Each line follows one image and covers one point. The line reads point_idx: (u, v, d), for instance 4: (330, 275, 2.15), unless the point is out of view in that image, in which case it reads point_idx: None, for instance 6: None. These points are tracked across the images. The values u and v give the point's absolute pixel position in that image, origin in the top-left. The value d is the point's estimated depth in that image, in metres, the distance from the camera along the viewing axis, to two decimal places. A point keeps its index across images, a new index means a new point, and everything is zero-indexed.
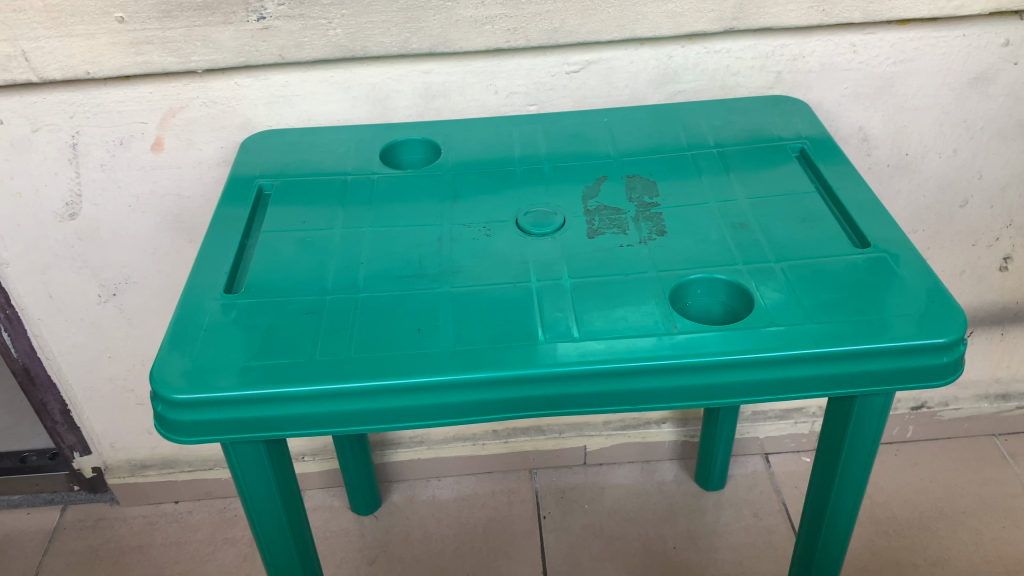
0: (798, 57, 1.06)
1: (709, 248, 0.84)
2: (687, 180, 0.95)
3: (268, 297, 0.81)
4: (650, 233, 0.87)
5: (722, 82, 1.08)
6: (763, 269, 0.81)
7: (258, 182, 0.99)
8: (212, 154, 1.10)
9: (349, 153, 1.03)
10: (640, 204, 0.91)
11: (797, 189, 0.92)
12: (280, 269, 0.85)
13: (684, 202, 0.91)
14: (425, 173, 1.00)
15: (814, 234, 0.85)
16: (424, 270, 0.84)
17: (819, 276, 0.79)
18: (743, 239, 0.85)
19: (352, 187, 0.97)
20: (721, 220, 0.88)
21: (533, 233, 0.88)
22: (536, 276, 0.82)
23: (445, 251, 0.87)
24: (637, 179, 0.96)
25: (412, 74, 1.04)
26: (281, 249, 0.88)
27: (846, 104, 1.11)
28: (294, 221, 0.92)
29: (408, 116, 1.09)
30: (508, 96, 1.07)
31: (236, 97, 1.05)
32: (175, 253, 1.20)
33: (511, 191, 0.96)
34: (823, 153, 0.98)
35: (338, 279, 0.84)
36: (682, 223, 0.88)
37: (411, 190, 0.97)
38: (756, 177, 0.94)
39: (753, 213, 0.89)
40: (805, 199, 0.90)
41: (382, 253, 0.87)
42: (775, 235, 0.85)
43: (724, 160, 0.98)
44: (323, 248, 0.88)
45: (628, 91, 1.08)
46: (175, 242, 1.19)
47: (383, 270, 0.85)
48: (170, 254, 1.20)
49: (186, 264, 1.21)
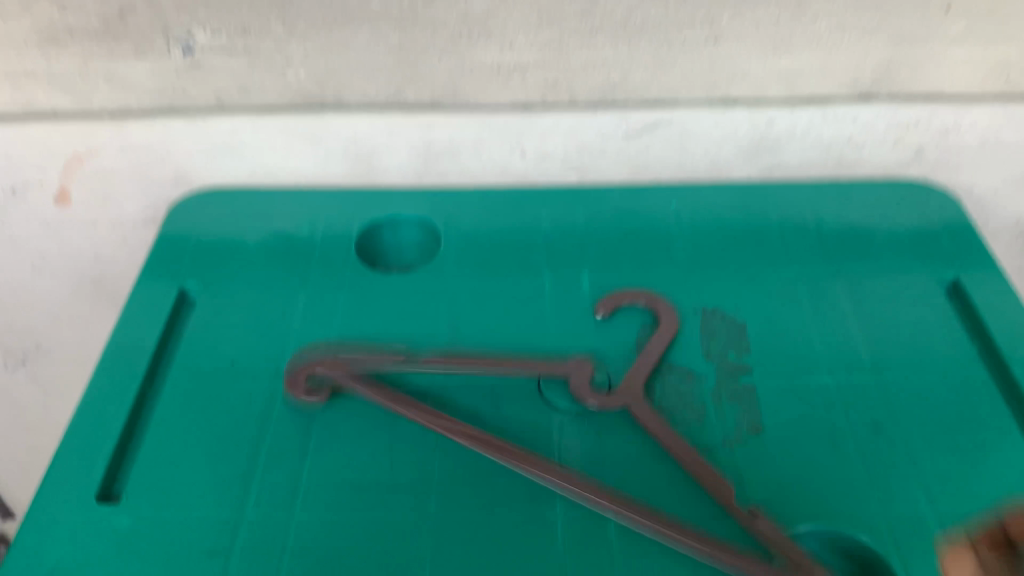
0: (952, 128, 0.75)
1: (828, 476, 0.56)
2: (796, 332, 0.66)
3: (157, 517, 0.54)
4: (739, 427, 0.59)
5: (840, 156, 0.78)
6: (915, 525, 0.53)
7: (182, 286, 0.71)
8: (136, 213, 0.82)
9: (316, 231, 0.75)
10: (720, 366, 0.63)
11: (957, 366, 0.63)
12: (184, 457, 0.57)
13: (789, 374, 0.62)
14: (417, 276, 0.71)
15: (991, 463, 0.56)
16: (396, 477, 0.56)
17: (1003, 551, 0.51)
18: (879, 454, 0.57)
19: (312, 300, 0.69)
20: (848, 421, 0.59)
21: (559, 406, 0.61)
22: (564, 505, 0.55)
23: (429, 441, 0.58)
24: (718, 321, 0.67)
25: (409, 126, 0.74)
26: (190, 420, 0.60)
27: (1006, 191, 0.80)
28: (221, 360, 0.64)
29: (402, 178, 0.80)
30: (539, 160, 0.78)
31: (165, 144, 0.76)
32: (98, 323, 0.92)
33: (535, 328, 0.67)
34: (982, 290, 0.69)
35: (264, 486, 0.56)
36: (784, 413, 0.60)
37: (393, 316, 0.68)
38: (894, 335, 0.65)
39: (896, 406, 0.60)
40: (973, 386, 0.61)
41: (336, 435, 0.59)
42: (925, 450, 0.57)
43: (838, 289, 0.69)
44: (250, 421, 0.60)
45: (707, 161, 0.79)
46: (96, 309, 0.91)
47: (335, 471, 0.57)
48: (89, 324, 0.93)
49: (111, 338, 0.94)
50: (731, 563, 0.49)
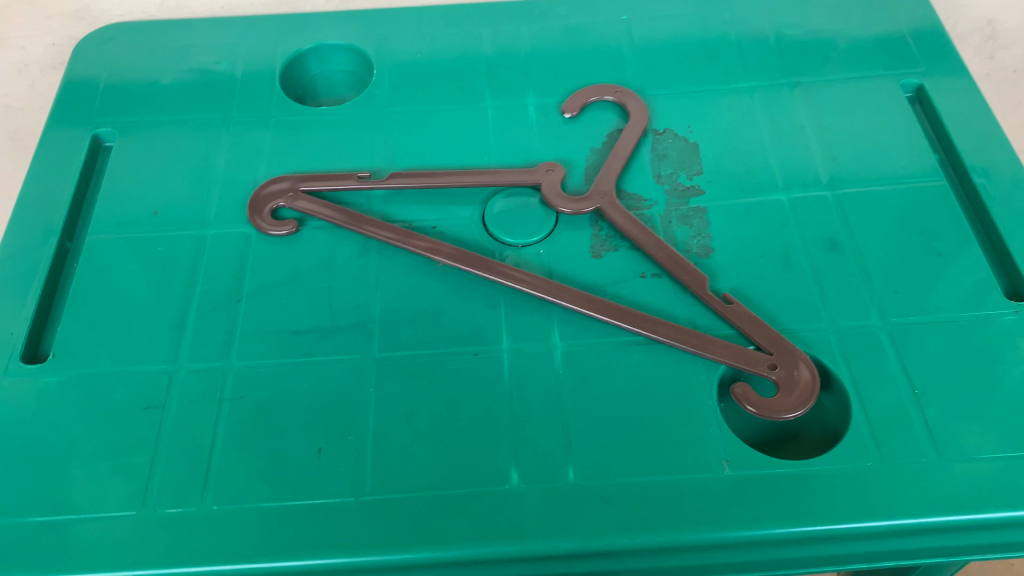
0: None
1: (779, 295, 0.54)
2: (750, 147, 0.63)
3: (87, 375, 0.52)
4: (688, 252, 0.57)
5: None
6: (864, 339, 0.52)
7: (96, 132, 0.66)
8: (42, 56, 0.75)
9: (237, 65, 0.70)
10: (671, 189, 0.60)
11: (915, 176, 0.60)
12: (112, 310, 0.55)
13: (741, 194, 0.60)
14: (349, 108, 0.66)
15: (944, 275, 0.55)
16: (336, 320, 0.54)
17: (950, 361, 0.51)
18: (831, 271, 0.55)
19: (237, 139, 0.65)
20: (801, 237, 0.57)
21: (505, 241, 0.58)
22: (510, 338, 0.53)
23: (369, 282, 0.56)
24: (670, 141, 0.63)
25: None
26: (114, 272, 0.57)
27: None
28: (143, 207, 0.61)
29: (327, 2, 0.73)
30: None
31: None
32: None
33: (476, 158, 0.63)
34: (945, 94, 0.66)
35: (197, 336, 0.53)
36: (735, 231, 0.58)
37: (324, 151, 0.64)
38: (851, 148, 0.62)
39: (850, 221, 0.58)
40: (930, 196, 0.59)
41: (270, 281, 0.56)
42: (878, 261, 0.56)
43: (795, 100, 0.66)
44: (178, 270, 0.57)
45: None
46: None
47: (271, 317, 0.54)
48: None
49: None
50: (686, 344, 0.51)
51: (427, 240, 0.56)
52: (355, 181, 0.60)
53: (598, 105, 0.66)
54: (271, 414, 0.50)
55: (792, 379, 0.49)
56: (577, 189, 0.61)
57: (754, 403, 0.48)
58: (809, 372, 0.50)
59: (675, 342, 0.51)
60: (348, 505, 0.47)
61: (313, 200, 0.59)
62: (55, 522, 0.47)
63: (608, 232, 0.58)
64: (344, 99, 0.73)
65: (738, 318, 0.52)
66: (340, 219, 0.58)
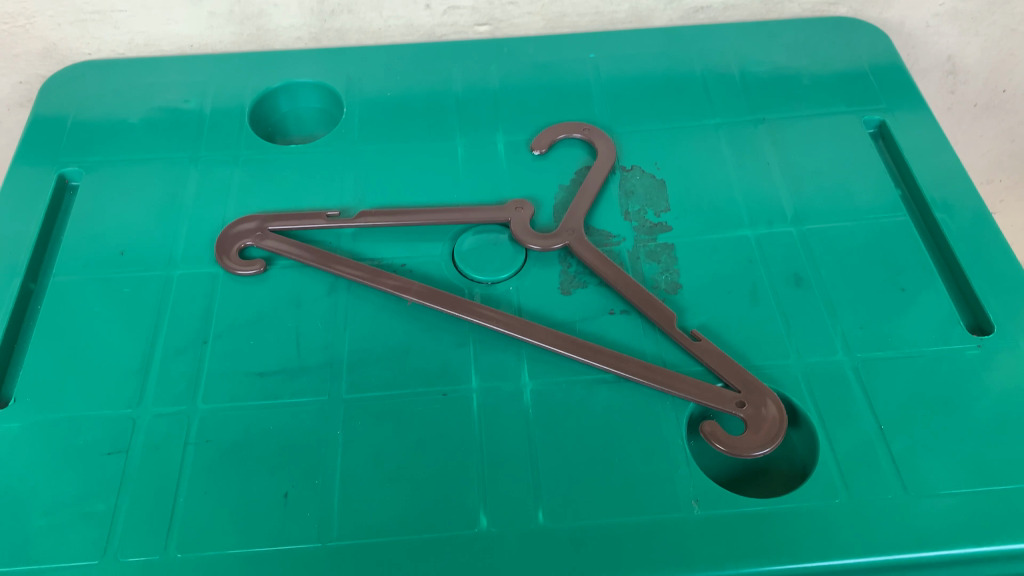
0: None
1: (746, 332, 0.55)
2: (717, 184, 0.63)
3: (49, 420, 0.51)
4: (657, 288, 0.57)
5: None
6: (831, 374, 0.52)
7: (62, 171, 0.66)
8: (10, 93, 0.75)
9: (206, 103, 0.70)
10: (639, 225, 0.61)
11: (878, 212, 0.61)
12: (76, 352, 0.54)
13: (708, 230, 0.60)
14: (319, 146, 0.66)
15: (908, 309, 0.56)
16: (303, 361, 0.53)
17: (915, 396, 0.51)
18: (798, 306, 0.56)
19: (205, 178, 0.64)
20: (768, 273, 0.58)
21: (474, 278, 0.58)
22: (479, 378, 0.53)
23: (337, 321, 0.56)
24: (638, 177, 0.64)
25: None
26: (78, 314, 0.56)
27: (937, 26, 0.77)
28: (110, 248, 0.60)
29: (298, 40, 0.74)
30: (446, 13, 0.73)
31: (26, 14, 0.68)
32: None
33: (445, 195, 0.63)
34: (908, 130, 0.67)
35: (162, 379, 0.53)
36: (703, 268, 0.58)
37: (293, 189, 0.63)
38: (816, 184, 0.63)
39: (816, 257, 0.59)
40: (894, 231, 0.60)
41: (238, 321, 0.56)
42: (844, 297, 0.56)
43: (761, 137, 0.67)
44: (143, 311, 0.56)
45: (627, 6, 0.74)
46: None
47: (238, 359, 0.54)
48: None
49: None
50: (642, 375, 0.51)
51: (396, 278, 0.56)
52: (324, 220, 0.60)
53: (566, 142, 0.67)
54: (237, 458, 0.49)
55: (760, 417, 0.50)
56: (546, 226, 0.61)
57: (722, 441, 0.48)
58: (777, 409, 0.50)
59: (644, 380, 0.51)
60: (315, 552, 0.46)
61: (281, 238, 0.59)
62: (13, 573, 0.46)
63: (577, 267, 0.59)
64: (313, 138, 0.74)
65: (706, 354, 0.53)
66: (308, 257, 0.57)
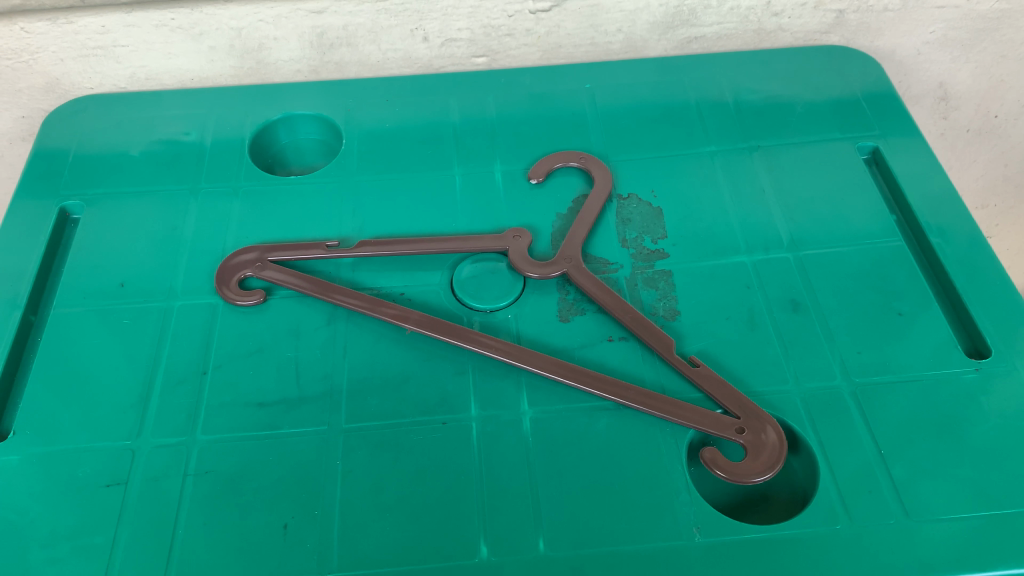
0: None
1: (744, 357, 0.55)
2: (714, 211, 0.64)
3: (48, 453, 0.51)
4: (655, 314, 0.57)
5: (758, 25, 0.75)
6: (829, 399, 0.53)
7: (63, 204, 0.66)
8: (12, 126, 0.76)
9: (206, 136, 0.71)
10: (636, 252, 0.61)
11: (874, 237, 0.62)
12: (75, 384, 0.54)
13: (705, 257, 0.61)
14: (318, 177, 0.67)
15: (904, 334, 0.56)
16: (302, 391, 0.54)
17: (914, 420, 0.51)
18: (795, 332, 0.56)
19: (206, 209, 0.65)
20: (766, 299, 0.58)
21: (473, 306, 0.58)
22: (479, 406, 0.53)
23: (337, 350, 0.56)
24: (635, 205, 0.64)
25: (296, 14, 0.69)
26: (78, 346, 0.56)
27: (928, 53, 0.78)
28: (110, 280, 0.60)
29: (297, 73, 0.75)
30: (444, 45, 0.74)
31: (29, 50, 0.69)
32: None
33: (444, 224, 0.64)
34: (902, 156, 0.67)
35: (162, 410, 0.53)
36: (701, 294, 0.58)
37: (292, 220, 0.64)
38: (811, 210, 0.64)
39: (813, 283, 0.59)
40: (889, 257, 0.60)
41: (237, 352, 0.56)
42: (841, 322, 0.57)
43: (756, 164, 0.67)
44: (143, 343, 0.56)
45: (621, 37, 0.75)
46: None
47: (237, 389, 0.54)
48: None
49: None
50: (644, 403, 0.51)
51: (395, 307, 0.56)
52: (324, 250, 0.60)
53: (563, 171, 0.67)
54: (236, 490, 0.49)
55: (759, 443, 0.50)
56: (544, 254, 0.61)
57: (722, 467, 0.48)
58: (777, 435, 0.50)
59: (644, 407, 0.51)
60: None
61: (281, 268, 0.59)
62: None
63: (575, 295, 0.59)
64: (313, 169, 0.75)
65: (705, 381, 0.53)
66: (307, 287, 0.58)
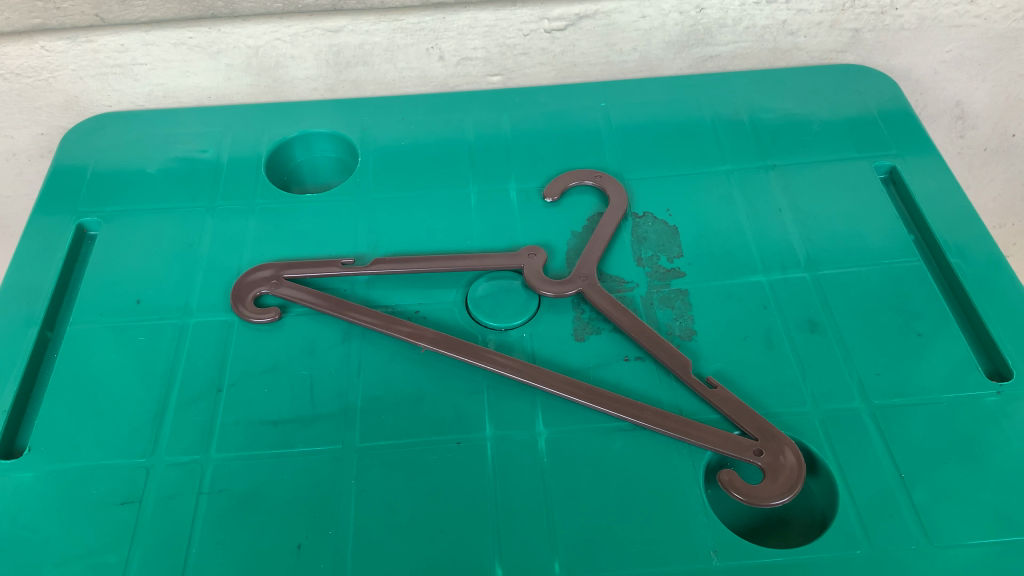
0: (887, 9, 0.71)
1: (762, 378, 0.54)
2: (730, 229, 0.64)
3: (63, 470, 0.51)
4: (671, 334, 0.57)
5: (773, 44, 0.74)
6: (848, 421, 0.52)
7: (80, 220, 0.66)
8: (30, 142, 0.76)
9: (222, 153, 0.71)
10: (652, 271, 0.61)
11: (892, 256, 0.61)
12: (90, 401, 0.54)
13: (722, 276, 0.60)
14: (334, 194, 0.67)
15: (924, 355, 0.55)
16: (317, 409, 0.53)
17: (934, 443, 0.51)
18: (813, 352, 0.56)
19: (222, 227, 0.65)
20: (783, 319, 0.58)
21: (487, 324, 0.58)
22: (494, 426, 0.52)
23: (351, 368, 0.56)
24: (651, 223, 0.64)
25: (313, 33, 0.69)
26: (93, 362, 0.56)
27: (945, 72, 0.77)
28: (126, 296, 0.61)
29: (313, 91, 0.75)
30: (459, 64, 0.74)
31: (49, 68, 0.69)
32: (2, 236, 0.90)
33: (459, 242, 0.64)
34: (920, 176, 0.67)
35: (176, 428, 0.53)
36: (717, 313, 0.58)
37: (308, 237, 0.64)
38: (828, 229, 0.63)
39: (830, 302, 0.58)
40: (908, 276, 0.60)
41: (252, 369, 0.56)
42: (860, 343, 0.56)
43: (772, 183, 0.67)
44: (158, 359, 0.56)
45: (636, 56, 0.74)
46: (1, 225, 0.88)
47: (251, 408, 0.54)
48: None
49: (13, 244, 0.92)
50: (660, 424, 0.51)
51: (410, 325, 0.56)
52: (339, 267, 0.61)
53: (578, 190, 0.67)
54: (250, 509, 0.49)
55: (777, 465, 0.49)
56: (559, 273, 0.61)
57: (740, 490, 0.48)
58: (795, 457, 0.49)
59: (660, 428, 0.51)
60: None
61: (296, 286, 0.59)
62: None
63: (590, 313, 0.59)
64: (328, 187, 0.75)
65: (721, 402, 0.52)
66: (322, 305, 0.58)
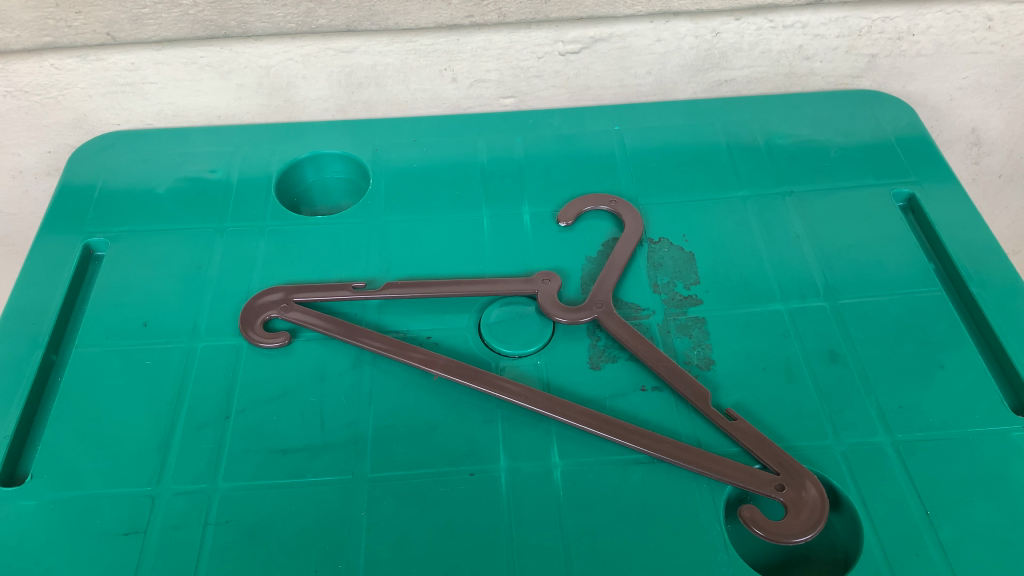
0: (904, 35, 0.70)
1: (782, 410, 0.53)
2: (747, 256, 0.63)
3: (65, 498, 0.50)
4: (688, 363, 0.56)
5: (789, 69, 0.73)
6: (872, 456, 0.51)
7: (87, 241, 0.65)
8: (37, 160, 0.76)
9: (232, 173, 0.70)
10: (669, 298, 0.60)
11: (912, 286, 0.60)
12: (94, 427, 0.53)
13: (740, 304, 0.59)
14: (345, 216, 0.66)
15: (947, 388, 0.54)
16: (327, 438, 0.52)
17: (960, 479, 0.50)
18: (834, 384, 0.54)
19: (231, 248, 0.64)
20: (803, 349, 0.56)
21: (501, 351, 0.57)
22: (508, 457, 0.51)
23: (362, 395, 0.54)
24: (666, 249, 0.63)
25: (325, 54, 0.68)
26: (99, 387, 0.55)
27: (961, 98, 0.77)
28: (133, 319, 0.59)
29: (324, 112, 0.74)
30: (472, 86, 0.73)
31: (58, 86, 0.68)
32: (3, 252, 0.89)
33: (472, 266, 0.62)
34: (939, 204, 0.66)
35: (182, 456, 0.52)
36: (736, 342, 0.57)
37: (318, 260, 0.63)
38: (847, 257, 0.62)
39: (851, 332, 0.57)
40: (929, 307, 0.59)
41: (261, 395, 0.54)
42: (881, 374, 0.55)
43: (788, 209, 0.66)
44: (165, 384, 0.55)
45: (651, 80, 0.74)
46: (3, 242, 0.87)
47: (260, 435, 0.52)
48: None
49: (14, 262, 0.91)
50: (680, 458, 0.50)
51: (423, 351, 0.55)
52: (350, 291, 0.59)
53: (593, 214, 0.66)
54: (258, 540, 0.48)
55: (800, 500, 0.48)
56: (573, 299, 0.60)
57: (762, 526, 0.47)
58: (817, 491, 0.48)
59: (679, 461, 0.49)
60: None
61: (306, 310, 0.58)
62: None
63: (606, 341, 0.57)
64: (339, 209, 0.74)
65: (741, 434, 0.51)
66: (333, 330, 0.57)
